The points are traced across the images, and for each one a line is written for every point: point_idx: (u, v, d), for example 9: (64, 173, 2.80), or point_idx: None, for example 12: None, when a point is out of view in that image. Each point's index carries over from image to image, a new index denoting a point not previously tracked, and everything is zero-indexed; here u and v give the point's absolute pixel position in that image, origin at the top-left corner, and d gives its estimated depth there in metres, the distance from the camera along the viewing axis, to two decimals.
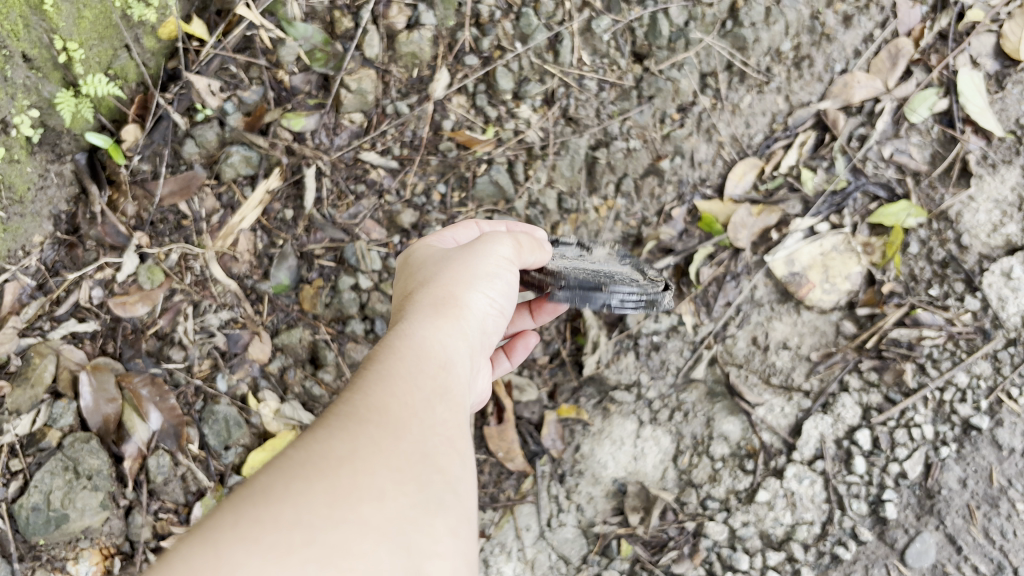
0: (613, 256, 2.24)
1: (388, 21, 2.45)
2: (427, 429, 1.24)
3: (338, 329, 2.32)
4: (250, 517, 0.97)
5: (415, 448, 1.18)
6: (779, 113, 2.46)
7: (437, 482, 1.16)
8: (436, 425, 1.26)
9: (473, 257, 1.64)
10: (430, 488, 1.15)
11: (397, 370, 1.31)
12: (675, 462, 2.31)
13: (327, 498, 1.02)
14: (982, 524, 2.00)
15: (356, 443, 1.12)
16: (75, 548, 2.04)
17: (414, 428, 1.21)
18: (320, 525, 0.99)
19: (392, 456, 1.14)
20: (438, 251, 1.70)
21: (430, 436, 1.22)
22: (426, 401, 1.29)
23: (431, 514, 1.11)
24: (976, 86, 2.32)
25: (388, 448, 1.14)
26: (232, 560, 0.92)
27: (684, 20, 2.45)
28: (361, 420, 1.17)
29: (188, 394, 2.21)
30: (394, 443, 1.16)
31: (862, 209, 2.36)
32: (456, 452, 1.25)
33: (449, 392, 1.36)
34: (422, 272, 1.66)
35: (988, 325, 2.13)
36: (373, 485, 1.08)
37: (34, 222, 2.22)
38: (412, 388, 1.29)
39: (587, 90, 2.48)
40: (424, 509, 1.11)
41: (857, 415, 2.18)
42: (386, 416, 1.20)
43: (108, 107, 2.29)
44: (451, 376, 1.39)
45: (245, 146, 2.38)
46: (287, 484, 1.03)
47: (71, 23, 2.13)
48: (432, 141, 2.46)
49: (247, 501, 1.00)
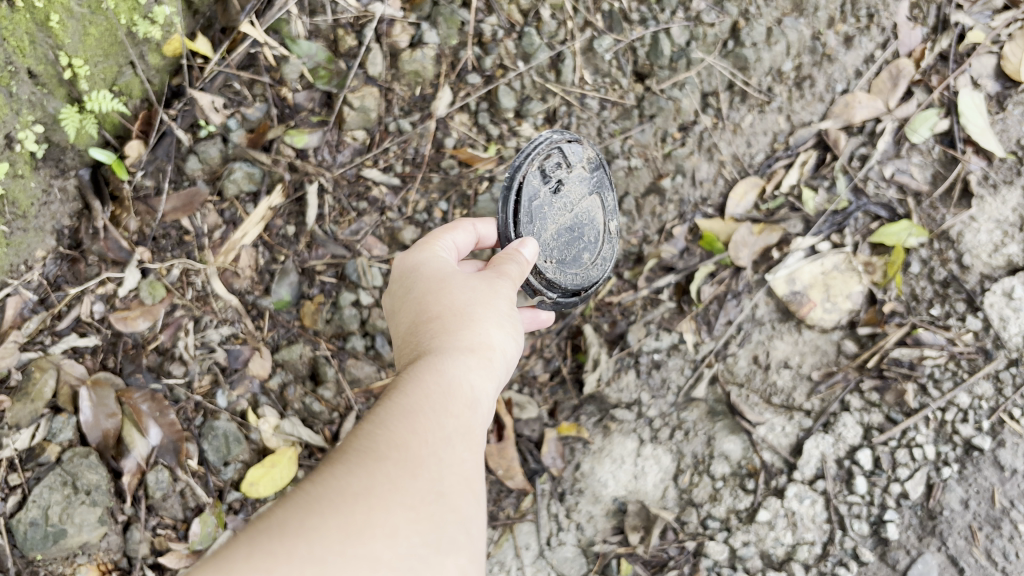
0: (589, 171, 2.17)
1: (391, 40, 2.46)
2: (445, 467, 1.23)
3: (338, 345, 2.34)
4: (264, 546, 0.97)
5: (431, 485, 1.18)
6: (779, 133, 2.48)
7: (451, 519, 1.17)
8: (452, 460, 1.25)
9: (494, 296, 1.58)
10: (444, 526, 1.15)
11: (416, 409, 1.29)
12: (675, 481, 2.29)
13: (341, 533, 1.03)
14: (984, 545, 1.98)
15: (373, 483, 1.12)
16: (73, 563, 2.02)
17: (429, 465, 1.21)
18: (334, 560, 0.99)
19: (407, 494, 1.14)
20: (454, 275, 1.64)
21: (445, 472, 1.22)
22: (443, 439, 1.27)
23: (443, 552, 1.12)
24: (976, 107, 2.33)
25: (404, 486, 1.14)
26: None
27: (685, 40, 2.47)
28: (386, 464, 1.16)
29: (187, 410, 2.22)
30: (410, 481, 1.16)
31: (864, 228, 2.36)
32: (472, 489, 1.26)
33: (467, 428, 1.34)
34: (440, 296, 1.58)
35: (989, 345, 2.12)
36: (388, 523, 1.09)
37: (37, 236, 2.20)
38: (428, 424, 1.28)
39: (589, 109, 2.50)
40: (436, 546, 1.12)
41: (858, 435, 2.17)
42: (404, 455, 1.19)
43: (112, 123, 2.29)
44: (470, 416, 1.37)
45: (248, 162, 2.39)
46: (305, 517, 1.03)
47: (76, 39, 2.13)
48: (434, 159, 2.47)
49: (262, 530, 1.00)
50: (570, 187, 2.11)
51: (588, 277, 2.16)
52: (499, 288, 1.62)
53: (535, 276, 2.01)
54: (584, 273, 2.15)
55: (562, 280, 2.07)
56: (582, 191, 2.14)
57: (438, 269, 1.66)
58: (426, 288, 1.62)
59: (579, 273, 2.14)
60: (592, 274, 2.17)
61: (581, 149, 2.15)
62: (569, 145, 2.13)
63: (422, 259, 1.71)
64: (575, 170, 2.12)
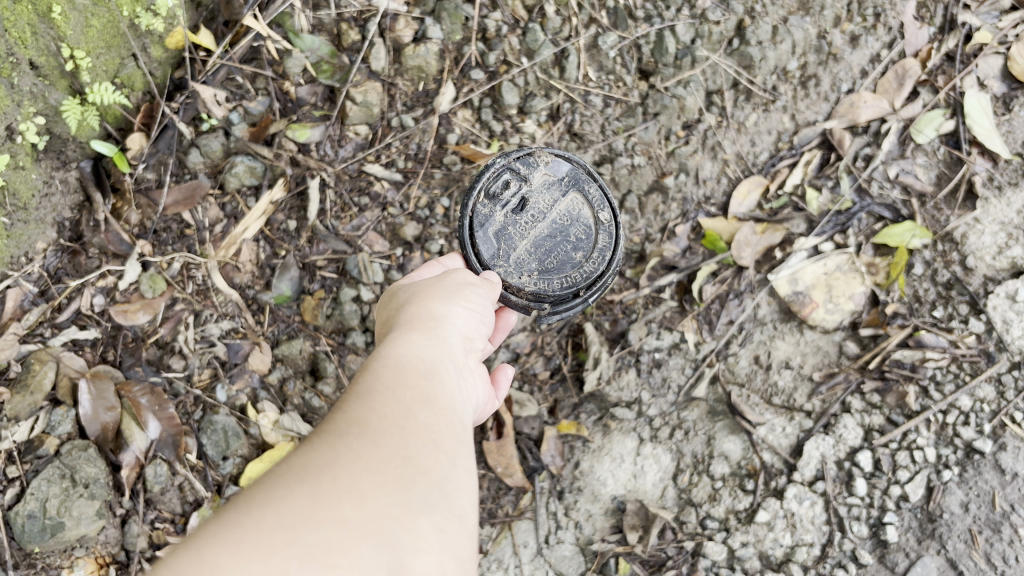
0: (555, 174, 2.13)
1: (395, 34, 2.45)
2: (412, 433, 1.20)
3: (338, 341, 2.33)
4: (232, 522, 0.96)
5: (395, 451, 1.14)
6: (784, 132, 2.47)
7: (421, 483, 1.13)
8: (418, 427, 1.22)
9: (435, 284, 1.68)
10: (413, 490, 1.11)
11: (376, 382, 1.29)
12: (675, 480, 2.29)
13: (308, 503, 1.00)
14: (984, 548, 1.97)
15: (336, 453, 1.09)
16: (70, 556, 2.02)
17: (395, 435, 1.17)
18: (301, 526, 0.97)
19: (372, 461, 1.10)
20: (402, 287, 1.76)
21: (411, 439, 1.19)
22: (407, 408, 1.24)
23: (411, 513, 1.07)
24: (982, 108, 2.34)
25: (368, 454, 1.11)
26: (221, 562, 0.91)
27: (690, 38, 2.46)
28: (348, 432, 1.14)
29: (187, 404, 2.21)
30: (375, 448, 1.12)
31: (867, 228, 2.37)
32: (444, 452, 1.21)
33: (429, 396, 1.31)
34: (397, 304, 1.69)
35: (992, 347, 2.13)
36: (354, 489, 1.05)
37: (38, 228, 2.19)
38: (386, 394, 1.26)
39: (592, 106, 2.49)
40: (406, 508, 1.07)
41: (858, 437, 2.17)
42: (366, 427, 1.16)
43: (114, 115, 2.26)
44: (431, 383, 1.35)
45: (250, 156, 2.38)
46: (274, 493, 1.01)
47: (78, 31, 2.11)
48: (437, 154, 2.45)
49: (228, 511, 0.99)
50: (534, 200, 2.09)
51: (585, 274, 2.08)
52: (439, 280, 1.71)
53: (515, 294, 2.03)
54: (579, 272, 2.08)
55: (549, 290, 2.05)
56: (549, 197, 2.10)
57: (398, 289, 1.77)
58: (386, 311, 1.73)
59: (572, 274, 2.07)
60: (589, 270, 2.09)
61: (536, 157, 2.12)
62: (525, 164, 2.12)
63: (388, 291, 1.83)
64: (536, 185, 2.10)
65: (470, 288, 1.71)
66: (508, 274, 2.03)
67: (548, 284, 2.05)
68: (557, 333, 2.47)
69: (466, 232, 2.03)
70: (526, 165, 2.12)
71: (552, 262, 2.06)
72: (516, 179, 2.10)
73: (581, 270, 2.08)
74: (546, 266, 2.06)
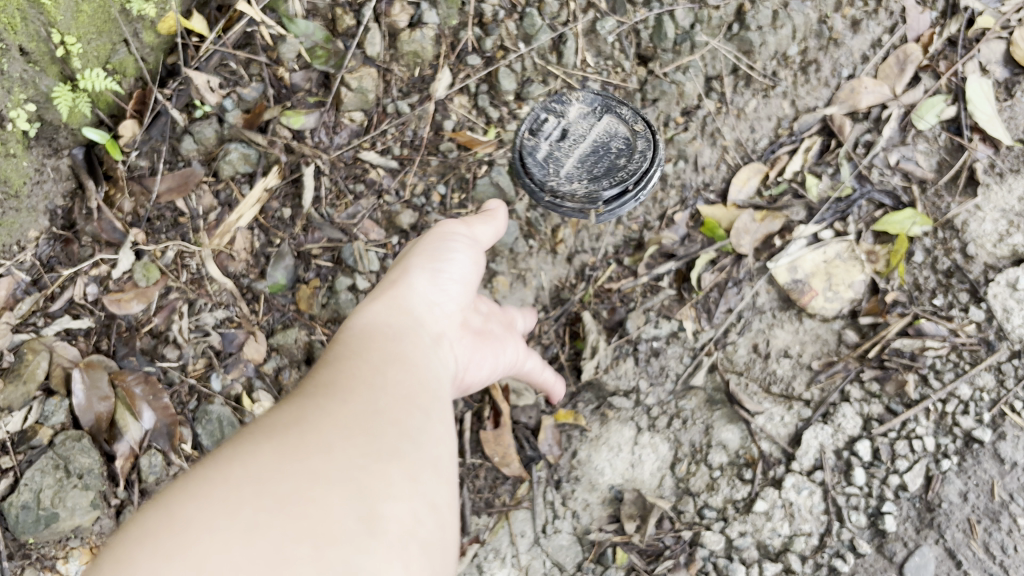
0: (588, 106, 2.21)
1: (390, 20, 2.39)
2: (379, 398, 1.25)
3: (334, 330, 2.28)
4: (201, 482, 1.02)
5: (362, 412, 1.19)
6: (784, 118, 2.45)
7: (390, 439, 1.17)
8: (384, 394, 1.27)
9: (401, 274, 1.75)
10: (382, 445, 1.15)
11: (340, 362, 1.34)
12: (672, 470, 2.29)
13: (271, 459, 1.05)
14: (982, 538, 1.96)
15: (303, 418, 1.15)
16: (65, 546, 2.01)
17: (362, 400, 1.23)
18: (271, 474, 1.03)
19: (340, 422, 1.15)
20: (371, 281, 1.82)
21: (381, 399, 1.25)
22: (370, 379, 1.30)
23: (382, 463, 1.13)
24: (985, 94, 2.31)
25: (336, 416, 1.16)
26: (189, 516, 0.96)
27: (690, 23, 2.41)
28: (317, 398, 1.21)
29: (182, 394, 2.18)
30: (341, 411, 1.18)
31: (867, 216, 2.35)
32: (415, 409, 1.29)
33: (395, 369, 1.36)
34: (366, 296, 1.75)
35: (992, 336, 2.11)
36: (322, 444, 1.10)
37: (30, 216, 2.19)
38: (351, 370, 1.31)
39: (590, 92, 2.46)
40: (375, 459, 1.12)
41: (857, 426, 2.16)
42: (332, 394, 1.22)
43: (106, 102, 2.23)
44: (395, 360, 1.40)
45: (244, 143, 2.34)
46: (243, 450, 1.07)
47: (68, 16, 2.06)
48: (433, 141, 2.40)
49: (201, 473, 1.04)
50: (575, 128, 2.18)
51: (630, 172, 2.09)
52: (405, 269, 1.78)
53: (568, 200, 2.07)
54: (625, 171, 2.08)
55: (600, 189, 2.06)
56: (588, 123, 2.18)
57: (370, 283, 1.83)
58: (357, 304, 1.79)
59: (618, 173, 2.09)
60: (634, 168, 2.09)
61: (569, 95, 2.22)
62: (566, 109, 2.20)
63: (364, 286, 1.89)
64: (576, 115, 2.18)
65: (436, 268, 1.79)
66: (559, 185, 2.08)
67: (599, 186, 2.08)
68: (556, 320, 2.46)
69: (518, 164, 2.12)
70: (561, 105, 2.21)
71: (599, 167, 2.12)
72: (553, 118, 2.18)
73: (631, 167, 2.10)
74: (597, 171, 2.11)
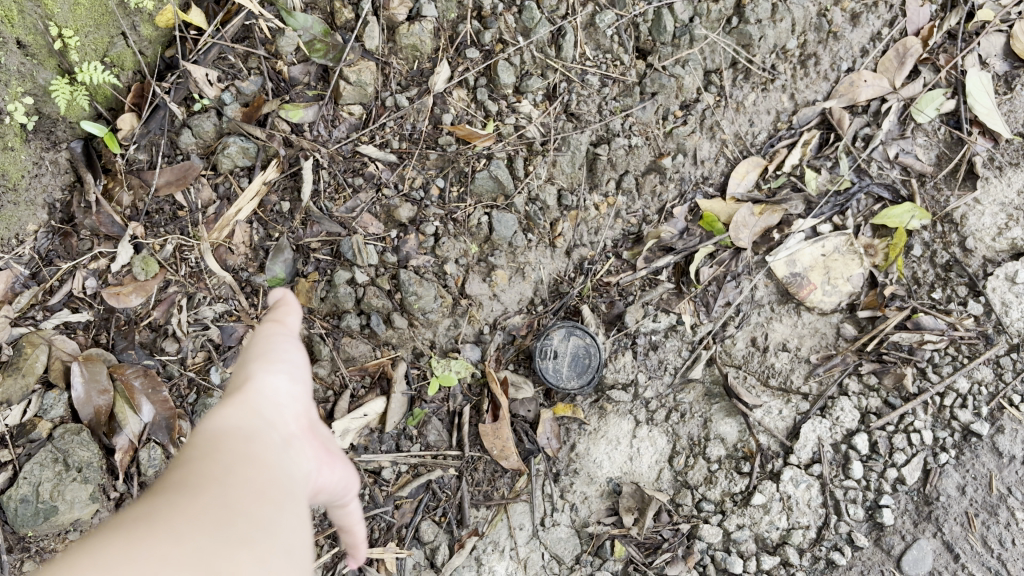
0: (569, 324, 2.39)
1: (388, 12, 2.28)
2: (239, 482, 0.99)
3: (333, 323, 2.34)
4: None
5: (216, 501, 0.94)
6: (783, 111, 2.43)
7: (248, 533, 0.92)
8: (242, 477, 1.01)
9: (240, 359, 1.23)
10: (237, 538, 0.90)
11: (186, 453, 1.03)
12: (671, 463, 2.33)
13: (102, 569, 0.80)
14: (980, 531, 2.07)
15: (139, 519, 0.89)
16: (64, 539, 2.02)
17: (215, 485, 0.97)
18: (117, 569, 0.80)
19: (186, 516, 0.90)
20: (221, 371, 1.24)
21: (239, 488, 0.99)
22: (229, 460, 1.03)
23: (247, 544, 0.90)
24: (984, 87, 2.33)
25: (183, 507, 0.91)
26: None
27: (689, 16, 2.33)
28: (168, 483, 0.95)
29: (181, 386, 2.22)
30: (194, 500, 0.92)
31: (867, 209, 2.39)
32: (271, 506, 0.99)
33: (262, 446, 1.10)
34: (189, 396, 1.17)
35: (990, 330, 2.19)
36: (159, 547, 0.84)
37: (28, 210, 2.15)
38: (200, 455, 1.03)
39: (589, 85, 2.37)
40: (228, 557, 0.87)
41: (855, 419, 2.23)
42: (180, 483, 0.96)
43: (105, 94, 2.17)
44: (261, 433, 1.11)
45: (242, 136, 2.28)
46: (80, 553, 0.83)
47: (66, 8, 2.04)
48: (432, 135, 2.34)
49: None
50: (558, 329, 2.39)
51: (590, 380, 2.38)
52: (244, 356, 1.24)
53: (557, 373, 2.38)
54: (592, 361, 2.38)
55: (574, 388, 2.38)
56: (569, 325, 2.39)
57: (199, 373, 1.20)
58: None
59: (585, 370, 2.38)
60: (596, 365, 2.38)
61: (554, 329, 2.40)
62: (537, 336, 2.42)
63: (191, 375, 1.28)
64: (554, 336, 2.38)
65: (283, 348, 1.24)
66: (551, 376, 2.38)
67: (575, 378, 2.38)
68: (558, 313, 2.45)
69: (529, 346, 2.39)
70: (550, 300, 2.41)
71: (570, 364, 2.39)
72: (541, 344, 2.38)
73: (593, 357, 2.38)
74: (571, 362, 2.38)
